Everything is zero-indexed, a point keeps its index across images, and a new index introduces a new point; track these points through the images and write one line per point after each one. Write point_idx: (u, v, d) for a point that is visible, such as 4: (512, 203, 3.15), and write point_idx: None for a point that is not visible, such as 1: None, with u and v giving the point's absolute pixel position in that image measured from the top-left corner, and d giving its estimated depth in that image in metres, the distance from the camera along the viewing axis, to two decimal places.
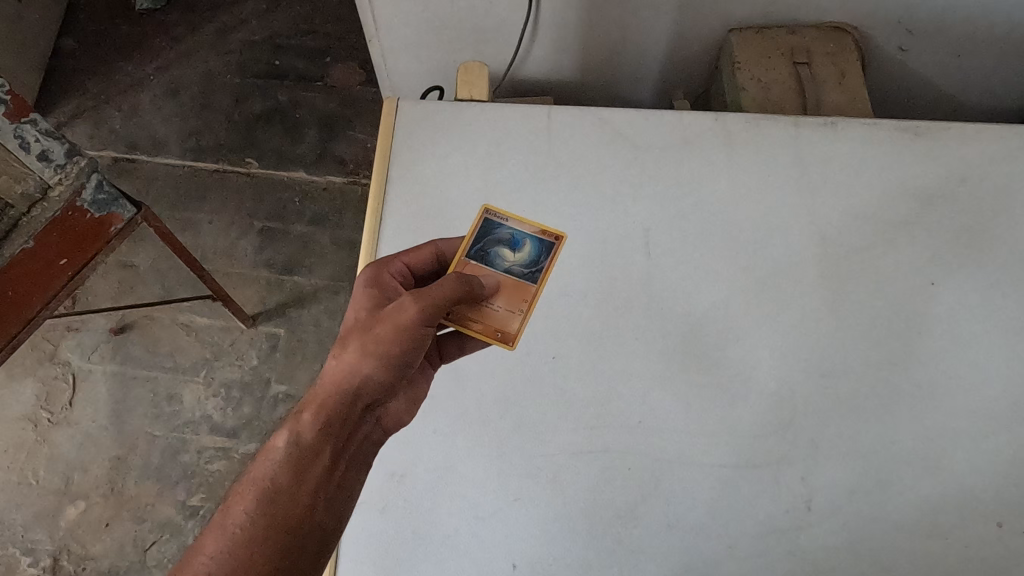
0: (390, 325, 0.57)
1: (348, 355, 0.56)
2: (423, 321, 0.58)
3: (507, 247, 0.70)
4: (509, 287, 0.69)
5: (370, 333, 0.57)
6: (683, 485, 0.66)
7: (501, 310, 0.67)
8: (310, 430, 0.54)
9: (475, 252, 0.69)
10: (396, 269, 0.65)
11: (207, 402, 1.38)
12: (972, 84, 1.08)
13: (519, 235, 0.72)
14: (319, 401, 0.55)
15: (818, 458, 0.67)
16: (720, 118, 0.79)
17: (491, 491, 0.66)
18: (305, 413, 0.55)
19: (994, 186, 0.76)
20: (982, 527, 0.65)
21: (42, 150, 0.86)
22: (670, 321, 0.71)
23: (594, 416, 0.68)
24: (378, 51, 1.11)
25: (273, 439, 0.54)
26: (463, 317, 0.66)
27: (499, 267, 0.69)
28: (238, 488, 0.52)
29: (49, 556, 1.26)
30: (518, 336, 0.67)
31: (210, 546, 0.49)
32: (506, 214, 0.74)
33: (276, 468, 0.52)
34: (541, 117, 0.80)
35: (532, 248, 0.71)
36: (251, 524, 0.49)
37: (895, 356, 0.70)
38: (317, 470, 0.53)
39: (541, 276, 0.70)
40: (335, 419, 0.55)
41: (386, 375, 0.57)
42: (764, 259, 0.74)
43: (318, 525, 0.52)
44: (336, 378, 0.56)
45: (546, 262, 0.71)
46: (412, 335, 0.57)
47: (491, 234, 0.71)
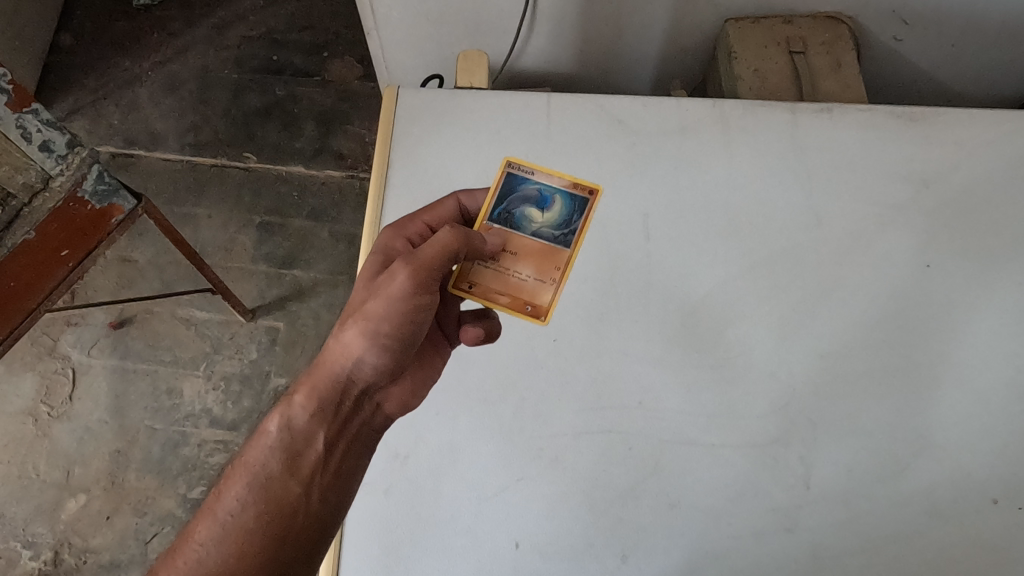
0: (381, 298, 0.56)
1: (342, 333, 0.57)
2: (416, 293, 0.56)
3: (534, 206, 0.68)
4: (539, 253, 0.67)
5: (363, 312, 0.56)
6: (682, 465, 0.67)
7: (531, 280, 0.67)
8: (301, 414, 0.55)
9: (498, 215, 0.67)
10: (412, 232, 0.66)
11: (207, 395, 1.39)
12: (965, 74, 1.09)
13: (547, 190, 0.69)
14: (311, 383, 0.56)
15: (818, 437, 0.67)
16: (717, 104, 0.80)
17: (493, 471, 0.66)
18: (297, 396, 0.56)
19: (988, 170, 0.77)
20: (978, 505, 0.66)
21: (43, 141, 0.86)
22: (670, 303, 0.72)
23: (595, 397, 0.69)
24: (377, 43, 1.12)
25: (267, 423, 0.55)
26: (490, 291, 0.66)
27: (526, 231, 0.67)
28: (232, 472, 0.53)
29: (50, 550, 1.26)
30: (550, 309, 0.67)
31: (203, 532, 0.51)
32: (530, 167, 0.70)
33: (267, 454, 0.53)
34: (540, 104, 0.81)
35: (563, 205, 0.69)
36: (241, 510, 0.51)
37: (892, 338, 0.71)
38: (309, 456, 0.53)
39: (573, 240, 0.67)
40: (328, 402, 0.56)
41: (381, 355, 0.57)
42: (763, 243, 0.74)
43: (311, 512, 0.52)
44: (329, 360, 0.57)
45: (579, 223, 0.68)
46: (402, 307, 0.56)
47: (517, 192, 0.69)
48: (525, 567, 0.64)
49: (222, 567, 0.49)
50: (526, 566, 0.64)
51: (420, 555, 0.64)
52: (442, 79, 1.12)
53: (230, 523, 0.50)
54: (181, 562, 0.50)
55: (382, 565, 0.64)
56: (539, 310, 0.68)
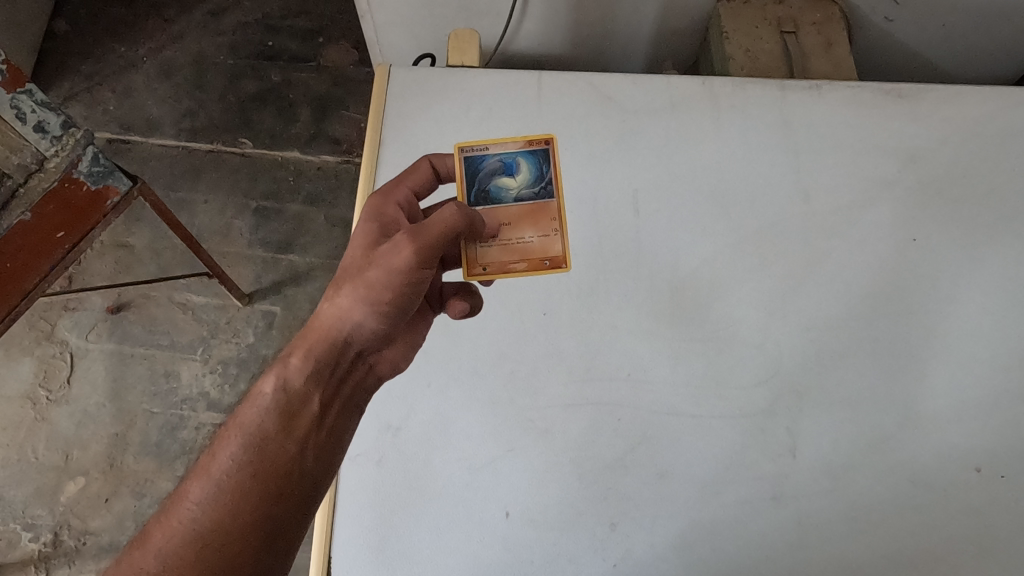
0: (383, 269, 0.57)
1: (340, 299, 0.57)
2: (418, 265, 0.57)
3: (505, 175, 0.68)
4: (528, 214, 0.67)
5: (362, 279, 0.57)
6: (671, 435, 0.67)
7: (537, 239, 0.67)
8: (297, 375, 0.55)
9: (477, 197, 0.67)
10: (401, 198, 0.65)
11: (205, 378, 1.40)
12: (954, 53, 1.10)
13: (509, 157, 0.69)
14: (307, 346, 0.56)
15: (804, 409, 0.68)
16: (707, 81, 0.81)
17: (484, 442, 0.67)
18: (293, 358, 0.56)
19: (974, 146, 0.78)
20: (962, 473, 0.67)
21: (38, 122, 0.87)
22: (659, 276, 0.73)
23: (584, 369, 0.70)
24: (370, 26, 1.12)
25: (261, 385, 0.54)
26: (503, 264, 0.66)
27: (508, 199, 0.67)
28: (225, 433, 0.52)
29: (50, 531, 1.27)
30: (567, 254, 0.67)
31: (196, 491, 0.49)
32: (482, 141, 0.70)
33: (263, 414, 0.52)
34: (532, 83, 0.82)
35: (529, 164, 0.69)
36: (237, 470, 0.50)
37: (879, 311, 0.72)
38: (305, 417, 0.53)
39: (554, 188, 0.68)
40: (324, 364, 0.56)
41: (378, 322, 0.58)
42: (751, 217, 0.75)
43: (306, 472, 0.52)
44: (325, 325, 0.57)
45: (551, 171, 0.69)
46: (405, 279, 0.56)
47: (481, 170, 0.68)
48: (516, 536, 0.65)
49: (219, 524, 0.48)
50: (517, 535, 0.65)
51: (411, 524, 0.65)
52: (436, 60, 1.13)
53: (227, 482, 0.49)
54: (173, 523, 0.48)
55: (376, 535, 0.65)
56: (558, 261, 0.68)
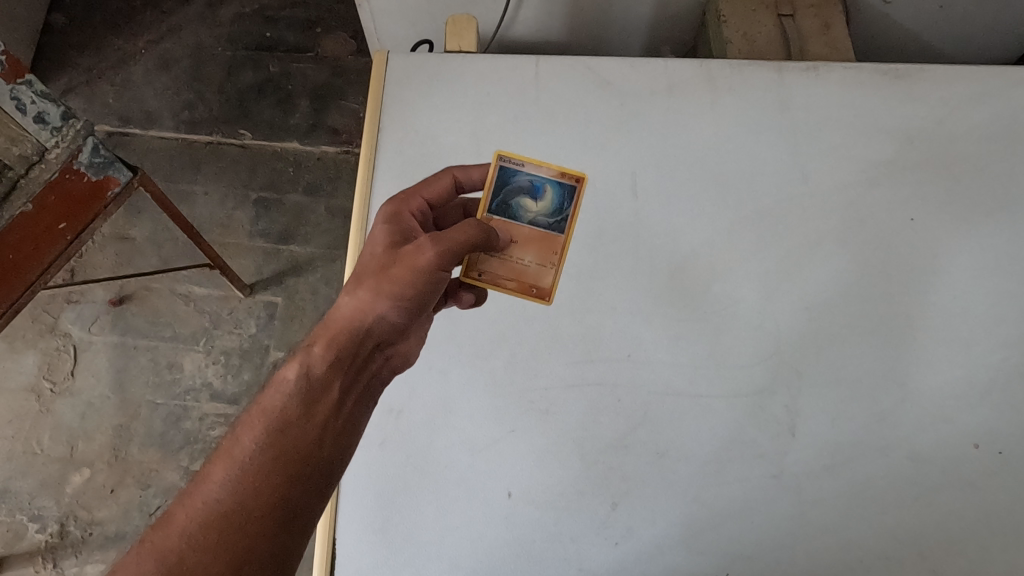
0: (407, 266, 0.54)
1: (360, 292, 0.54)
2: (440, 265, 0.55)
3: (528, 197, 0.67)
4: (536, 240, 0.67)
5: (386, 274, 0.54)
6: (670, 414, 0.68)
7: (533, 265, 0.68)
8: (321, 363, 0.51)
9: (496, 208, 0.66)
10: (415, 207, 0.63)
11: (207, 369, 1.44)
12: (949, 33, 1.11)
13: (539, 180, 0.67)
14: (330, 335, 0.53)
15: (803, 387, 0.69)
16: (704, 64, 0.81)
17: (486, 424, 0.68)
18: (315, 347, 0.52)
19: (970, 125, 0.78)
20: (960, 450, 0.67)
21: (38, 113, 0.89)
22: (658, 257, 0.73)
23: (585, 351, 0.70)
24: (368, 13, 1.14)
25: (283, 370, 0.51)
26: (497, 278, 0.67)
27: (523, 220, 0.67)
28: (247, 416, 0.48)
29: (56, 522, 1.32)
30: (553, 290, 0.69)
31: (219, 473, 0.45)
32: (522, 157, 0.67)
33: (286, 400, 0.49)
34: (529, 67, 0.82)
35: (554, 194, 0.68)
36: (260, 453, 0.46)
37: (877, 291, 0.72)
38: (326, 404, 0.50)
39: (567, 226, 0.67)
40: (346, 353, 0.52)
41: (398, 315, 0.54)
42: (748, 198, 0.76)
43: (326, 457, 0.48)
44: (345, 318, 0.53)
45: (571, 209, 0.67)
46: (427, 279, 0.55)
47: (510, 184, 0.67)
48: (517, 516, 0.65)
49: (241, 505, 0.44)
50: (518, 514, 0.65)
51: (414, 504, 0.66)
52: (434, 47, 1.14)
53: (251, 464, 0.46)
54: (195, 505, 0.44)
55: (380, 515, 0.66)
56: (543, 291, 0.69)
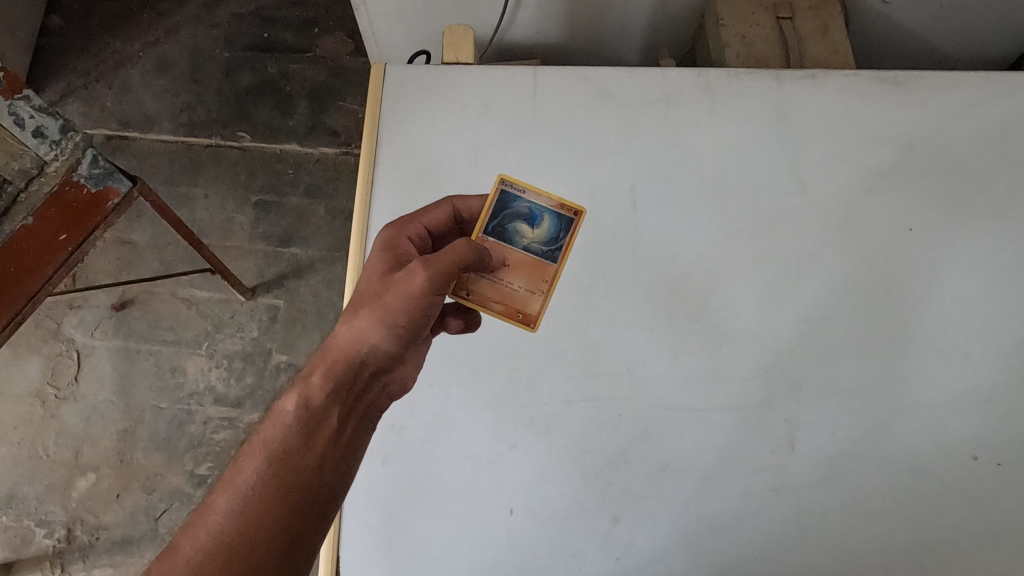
0: (399, 292, 0.53)
1: (357, 321, 0.53)
2: (433, 289, 0.53)
3: (525, 223, 0.68)
4: (528, 266, 0.67)
5: (379, 301, 0.53)
6: (670, 428, 0.68)
7: (522, 290, 0.67)
8: (318, 393, 0.50)
9: (492, 229, 0.67)
10: (413, 232, 0.62)
11: (210, 373, 1.45)
12: (949, 33, 1.10)
13: (537, 209, 0.69)
14: (327, 364, 0.52)
15: (802, 400, 0.69)
16: (702, 73, 0.81)
17: (488, 441, 0.68)
18: (313, 377, 0.51)
19: (970, 132, 0.78)
20: (959, 462, 0.68)
21: (37, 127, 0.91)
22: (657, 271, 0.73)
23: (585, 366, 0.70)
24: (365, 17, 1.13)
25: (282, 401, 0.50)
26: (485, 298, 0.66)
27: (518, 244, 0.67)
28: (247, 447, 0.48)
29: (63, 527, 1.33)
30: (539, 318, 0.68)
31: (221, 503, 0.46)
32: (524, 184, 0.70)
33: (285, 431, 0.48)
34: (527, 78, 0.81)
35: (550, 224, 0.69)
36: (261, 484, 0.46)
37: (877, 302, 0.72)
38: (324, 434, 0.49)
39: (560, 255, 0.68)
40: (344, 383, 0.52)
41: (394, 343, 0.53)
42: (746, 209, 0.75)
43: (326, 484, 0.49)
44: (342, 348, 0.52)
45: (566, 240, 0.69)
46: (421, 304, 0.53)
47: (509, 208, 0.68)
48: (519, 532, 0.66)
49: (243, 537, 0.45)
50: (519, 530, 0.66)
51: (416, 521, 0.66)
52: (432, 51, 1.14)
53: (252, 495, 0.46)
54: (200, 535, 0.45)
55: (383, 531, 0.66)
56: (529, 318, 0.68)
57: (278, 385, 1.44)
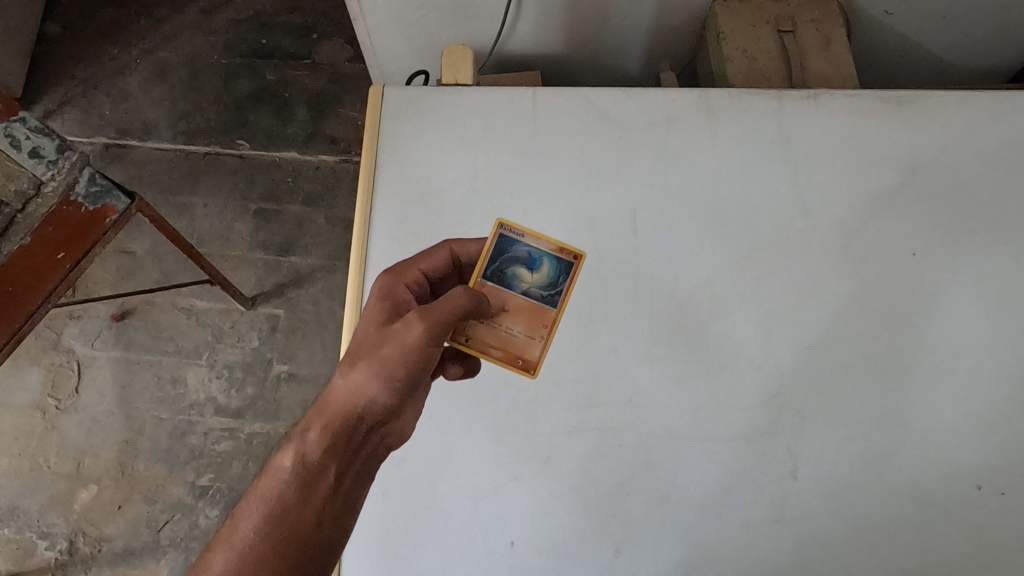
0: (396, 344, 0.53)
1: (354, 374, 0.53)
2: (430, 340, 0.54)
3: (524, 267, 0.66)
4: (527, 310, 0.66)
5: (377, 354, 0.53)
6: (671, 459, 0.68)
7: (521, 336, 0.66)
8: (316, 449, 0.50)
9: (491, 273, 0.65)
10: (411, 280, 0.63)
11: (211, 383, 1.44)
12: (952, 44, 1.09)
13: (536, 252, 0.67)
14: (324, 419, 0.52)
15: (805, 428, 0.69)
16: (703, 94, 0.80)
17: (488, 473, 0.68)
18: (311, 432, 0.51)
19: (975, 153, 0.77)
20: (962, 491, 0.67)
21: (33, 147, 0.91)
22: (659, 298, 0.73)
23: (586, 395, 0.70)
24: (364, 29, 1.13)
25: (279, 457, 0.50)
26: (484, 344, 0.65)
27: (517, 289, 0.66)
28: (244, 503, 0.48)
29: (65, 539, 1.33)
30: (539, 364, 0.67)
31: (218, 562, 0.46)
32: (522, 227, 0.67)
33: (283, 487, 0.48)
34: (527, 100, 0.81)
35: (550, 268, 0.67)
36: (259, 540, 0.46)
37: (878, 328, 0.72)
38: (322, 489, 0.49)
39: (560, 299, 0.66)
40: (341, 437, 0.51)
41: (391, 397, 0.53)
42: (748, 233, 0.75)
43: (325, 540, 0.48)
44: (339, 401, 0.52)
45: (566, 284, 0.67)
46: (418, 355, 0.53)
47: (508, 252, 0.66)
48: (520, 564, 0.66)
49: None
50: (520, 562, 0.66)
51: (417, 554, 0.66)
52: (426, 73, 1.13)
53: (250, 551, 0.46)
54: None
55: (383, 565, 0.66)
56: (528, 364, 0.67)
57: (279, 396, 1.44)
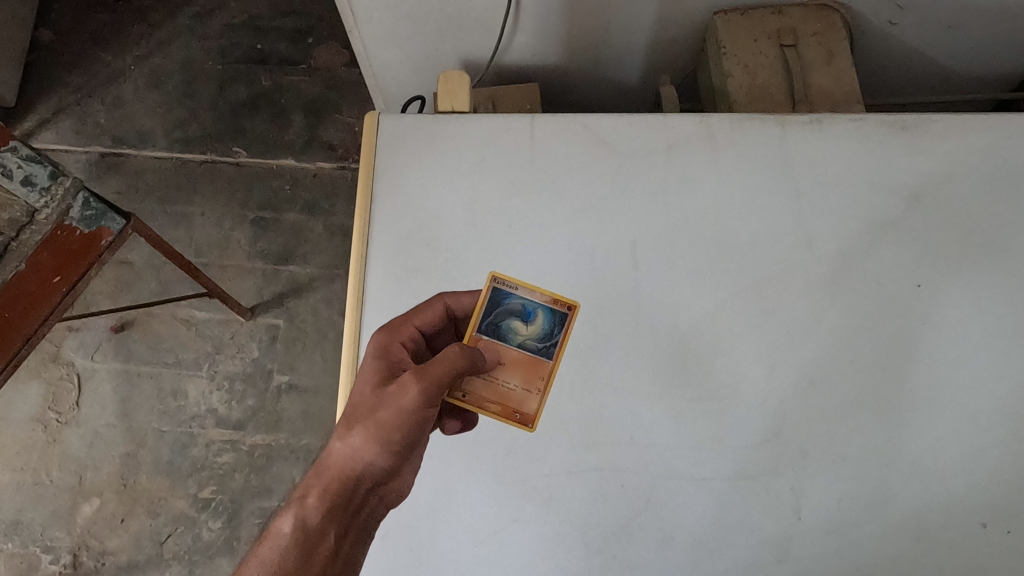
0: (391, 408, 0.55)
1: (351, 439, 0.56)
2: (425, 402, 0.56)
3: (519, 319, 0.70)
4: (524, 363, 0.69)
5: (373, 418, 0.55)
6: (673, 500, 0.68)
7: (519, 390, 0.69)
8: (314, 514, 0.54)
9: (486, 326, 0.69)
10: (406, 335, 0.67)
11: (211, 395, 1.44)
12: (959, 53, 1.07)
13: (530, 304, 0.71)
14: (323, 484, 0.55)
15: (808, 467, 0.68)
16: (704, 119, 0.78)
17: (489, 515, 0.67)
18: (310, 497, 0.55)
19: (983, 179, 0.75)
20: (967, 530, 0.67)
21: (26, 176, 0.92)
22: (659, 333, 0.72)
23: (586, 435, 0.69)
24: (359, 42, 1.11)
25: (279, 522, 0.54)
26: (481, 398, 0.68)
27: (512, 341, 0.69)
28: (246, 567, 0.52)
29: (69, 553, 1.34)
30: (537, 418, 0.69)
31: None
32: (516, 280, 0.72)
33: (282, 554, 0.52)
34: (524, 127, 0.79)
35: (544, 319, 0.71)
36: None
37: (883, 363, 0.71)
38: (320, 553, 0.53)
39: (555, 351, 0.70)
40: (339, 501, 0.55)
41: (388, 460, 0.56)
42: (751, 265, 0.74)
43: None
44: (337, 466, 0.55)
45: (560, 335, 0.70)
46: (413, 417, 0.55)
47: (502, 305, 0.70)
48: None
49: None
50: None
51: None
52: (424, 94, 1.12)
53: None
54: None
55: None
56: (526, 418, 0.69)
57: (279, 407, 1.43)
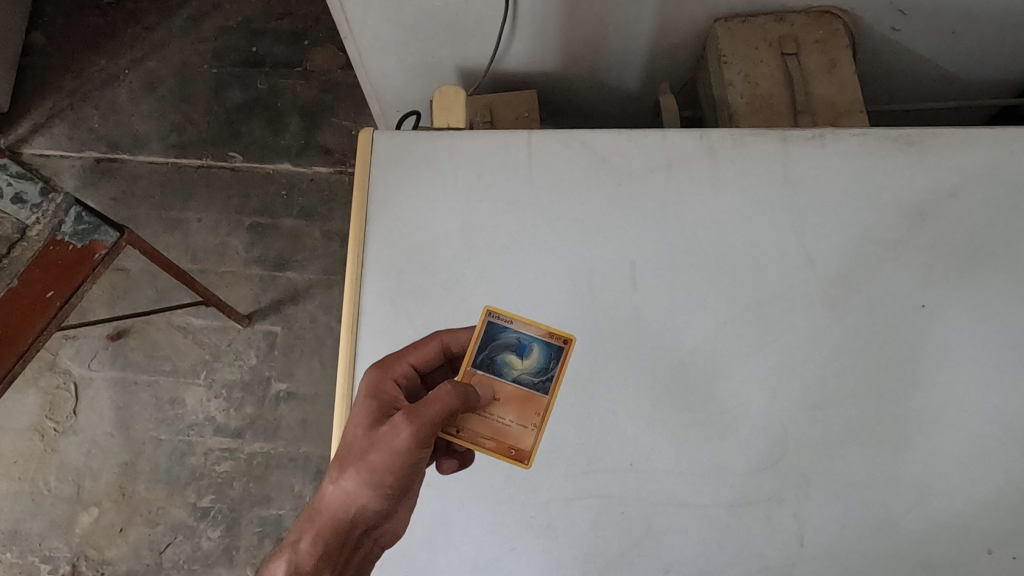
0: (383, 451, 0.55)
1: (344, 482, 0.56)
2: (418, 444, 0.56)
3: (514, 353, 0.70)
4: (519, 398, 0.68)
5: (365, 460, 0.55)
6: (674, 527, 0.67)
7: (514, 426, 0.68)
8: (308, 558, 0.53)
9: (481, 360, 0.69)
10: (400, 372, 0.66)
11: (209, 402, 1.43)
12: (964, 59, 1.06)
13: (525, 338, 0.71)
14: (316, 528, 0.55)
15: (811, 493, 0.67)
16: (704, 134, 0.77)
17: (487, 544, 0.67)
18: (303, 541, 0.54)
19: (988, 196, 0.74)
20: (971, 556, 0.66)
21: (15, 193, 0.97)
22: (659, 356, 0.71)
23: (585, 462, 0.68)
24: (354, 49, 1.09)
25: (272, 567, 0.54)
26: (476, 435, 0.67)
27: (507, 376, 0.69)
28: None
29: (68, 563, 1.33)
30: (533, 454, 0.68)
31: None
32: (511, 314, 0.72)
33: None
34: (521, 144, 0.78)
35: (540, 353, 0.70)
36: None
37: (886, 386, 0.70)
38: None
39: (551, 384, 0.69)
40: (333, 544, 0.55)
41: (381, 502, 0.56)
42: (752, 285, 0.73)
43: None
44: (331, 508, 0.55)
45: (557, 369, 0.70)
46: (406, 459, 0.55)
47: (497, 339, 0.70)
48: None
49: None
50: None
51: None
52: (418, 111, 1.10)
53: None
54: None
55: None
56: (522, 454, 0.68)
57: (277, 415, 1.42)
